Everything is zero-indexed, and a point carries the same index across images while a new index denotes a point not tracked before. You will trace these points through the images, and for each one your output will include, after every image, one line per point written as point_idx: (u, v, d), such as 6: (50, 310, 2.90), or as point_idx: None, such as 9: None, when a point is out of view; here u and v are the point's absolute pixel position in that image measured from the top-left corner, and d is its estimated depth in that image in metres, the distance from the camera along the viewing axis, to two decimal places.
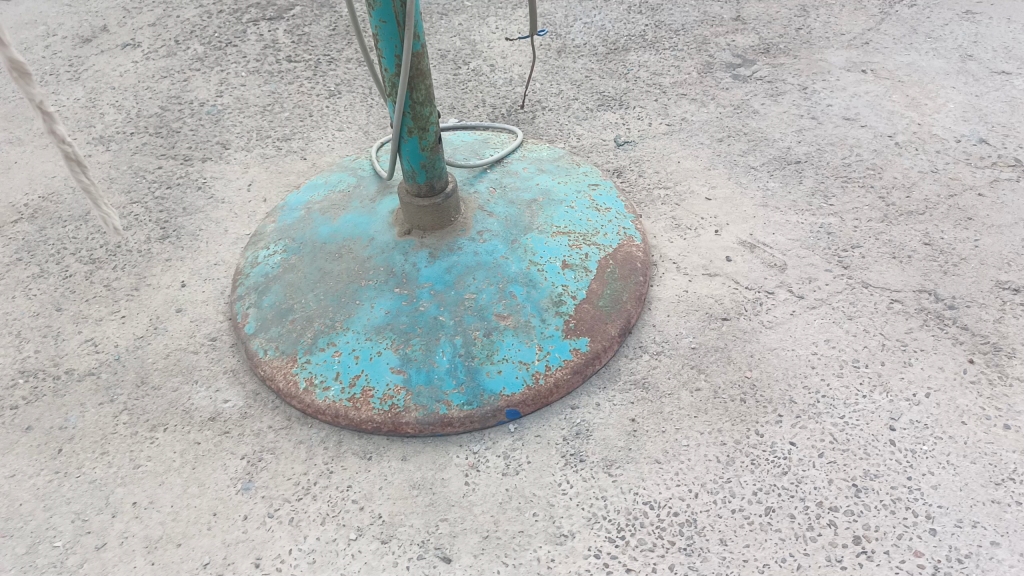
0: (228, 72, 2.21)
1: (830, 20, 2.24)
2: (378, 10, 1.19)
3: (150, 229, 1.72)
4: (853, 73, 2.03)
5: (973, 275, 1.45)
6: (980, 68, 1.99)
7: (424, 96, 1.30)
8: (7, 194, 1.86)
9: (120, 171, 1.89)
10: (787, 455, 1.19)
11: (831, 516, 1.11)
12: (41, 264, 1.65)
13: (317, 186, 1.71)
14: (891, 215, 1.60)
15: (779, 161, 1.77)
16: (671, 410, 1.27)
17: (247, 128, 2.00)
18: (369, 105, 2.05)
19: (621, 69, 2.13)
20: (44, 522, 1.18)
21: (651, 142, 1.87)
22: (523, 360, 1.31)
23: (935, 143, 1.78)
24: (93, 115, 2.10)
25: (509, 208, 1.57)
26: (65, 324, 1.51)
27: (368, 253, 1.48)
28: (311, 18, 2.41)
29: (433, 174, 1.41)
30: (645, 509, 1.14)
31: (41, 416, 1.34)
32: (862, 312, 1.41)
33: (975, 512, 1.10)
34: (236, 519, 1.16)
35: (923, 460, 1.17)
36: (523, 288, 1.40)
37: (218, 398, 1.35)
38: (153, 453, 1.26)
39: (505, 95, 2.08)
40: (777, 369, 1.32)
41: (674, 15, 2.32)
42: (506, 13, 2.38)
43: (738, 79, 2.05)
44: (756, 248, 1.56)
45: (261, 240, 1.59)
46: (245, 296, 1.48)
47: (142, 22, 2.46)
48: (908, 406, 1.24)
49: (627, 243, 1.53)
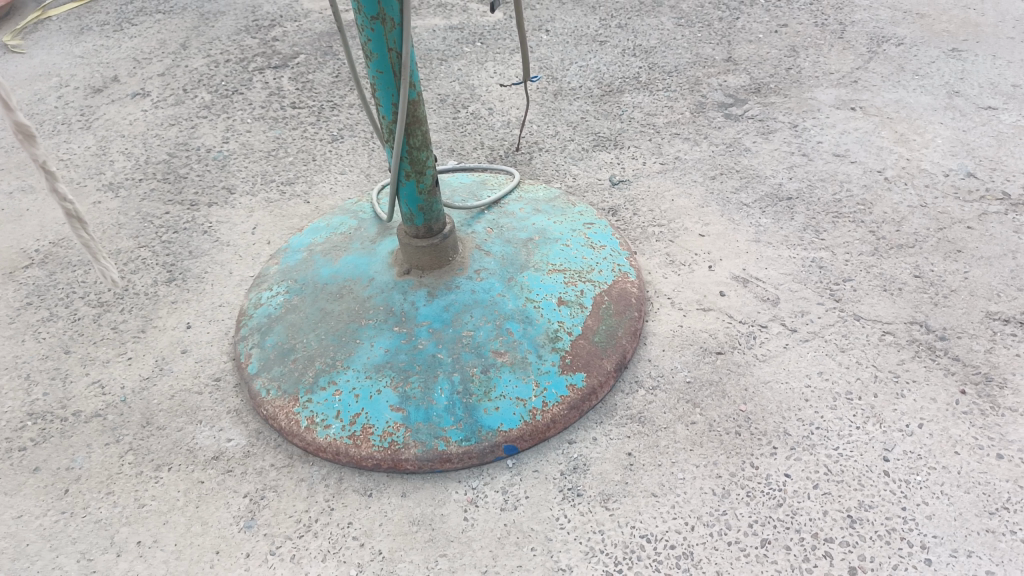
0: (235, 119, 2.27)
1: (819, 60, 2.30)
2: (375, 61, 1.24)
3: (157, 273, 1.76)
4: (843, 111, 2.08)
5: (964, 306, 1.48)
6: (966, 104, 2.04)
7: (421, 141, 1.35)
8: (19, 240, 1.91)
9: (129, 217, 1.94)
10: (781, 487, 1.21)
11: (827, 548, 1.12)
12: (50, 308, 1.69)
13: (319, 228, 1.75)
14: (881, 248, 1.64)
15: (771, 198, 1.81)
16: (666, 444, 1.29)
17: (252, 173, 2.06)
18: (371, 149, 2.11)
19: (616, 110, 2.19)
20: (50, 562, 1.20)
21: (645, 181, 1.92)
22: (520, 396, 1.33)
23: (924, 177, 1.82)
24: (103, 162, 2.16)
25: (505, 247, 1.60)
26: (73, 367, 1.54)
27: (368, 293, 1.52)
28: (314, 65, 2.48)
29: (431, 217, 1.46)
30: (641, 542, 1.15)
31: (49, 457, 1.37)
32: (854, 344, 1.43)
33: (971, 542, 1.11)
34: (238, 556, 1.18)
35: (917, 490, 1.18)
36: (520, 325, 1.43)
37: (222, 437, 1.38)
38: (158, 493, 1.29)
39: (503, 137, 2.13)
40: (772, 402, 1.34)
41: (667, 57, 2.39)
42: (504, 58, 2.45)
43: (730, 118, 2.11)
44: (750, 282, 1.59)
45: (264, 282, 1.63)
46: (249, 337, 1.51)
47: (152, 72, 2.55)
48: (901, 437, 1.26)
49: (622, 280, 1.56)
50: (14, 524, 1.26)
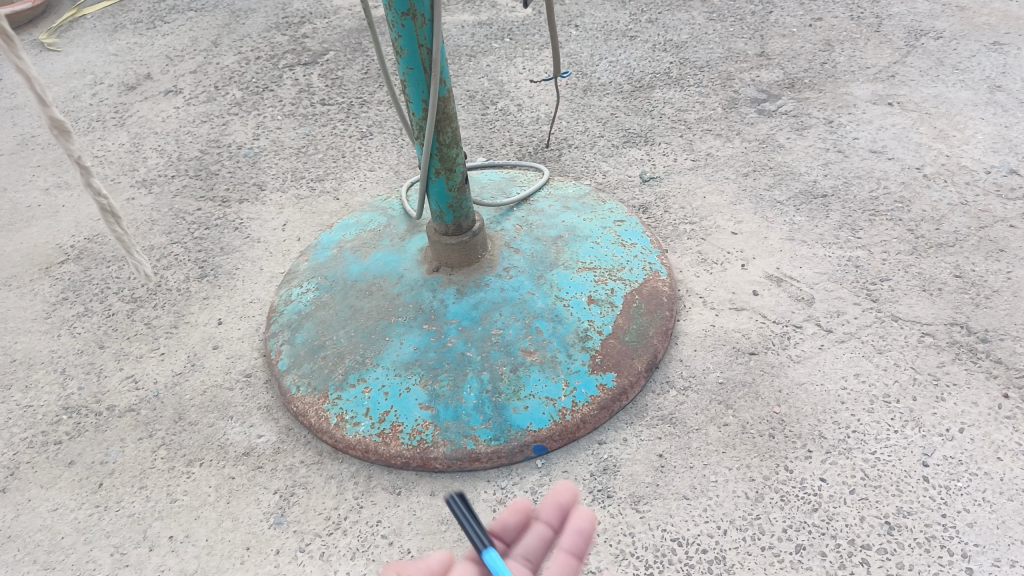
0: (265, 116, 2.29)
1: (855, 54, 2.26)
2: (405, 57, 1.24)
3: (189, 269, 1.78)
4: (879, 106, 2.03)
5: (1006, 308, 1.44)
6: (1009, 99, 1.99)
7: (451, 138, 1.34)
8: (55, 236, 1.93)
9: (162, 213, 1.96)
10: (817, 491, 1.18)
11: (864, 555, 1.10)
12: (85, 303, 1.72)
13: (349, 225, 1.75)
14: (920, 247, 1.60)
15: (806, 195, 1.78)
16: (698, 446, 1.27)
17: (282, 170, 2.07)
18: (400, 146, 2.11)
19: (647, 106, 2.16)
20: (85, 555, 1.21)
21: (676, 178, 1.89)
22: (550, 395, 1.32)
23: (965, 175, 1.77)
24: (136, 159, 2.19)
25: (535, 245, 1.59)
26: (108, 362, 1.56)
27: (398, 290, 1.52)
28: (344, 62, 2.49)
29: (460, 214, 1.45)
30: (673, 546, 1.14)
31: (83, 451, 1.39)
32: (892, 346, 1.40)
33: (1014, 551, 1.08)
34: (269, 552, 1.18)
35: (957, 497, 1.15)
36: (549, 323, 1.42)
37: (252, 433, 1.38)
38: (190, 488, 1.30)
39: (532, 133, 2.12)
40: (807, 405, 1.32)
41: (698, 52, 2.36)
42: (533, 54, 2.43)
43: (763, 114, 2.07)
44: (784, 281, 1.56)
45: (294, 278, 1.64)
46: (279, 333, 1.52)
47: (184, 69, 2.57)
48: (941, 442, 1.23)
49: (653, 278, 1.54)
50: (50, 516, 1.28)
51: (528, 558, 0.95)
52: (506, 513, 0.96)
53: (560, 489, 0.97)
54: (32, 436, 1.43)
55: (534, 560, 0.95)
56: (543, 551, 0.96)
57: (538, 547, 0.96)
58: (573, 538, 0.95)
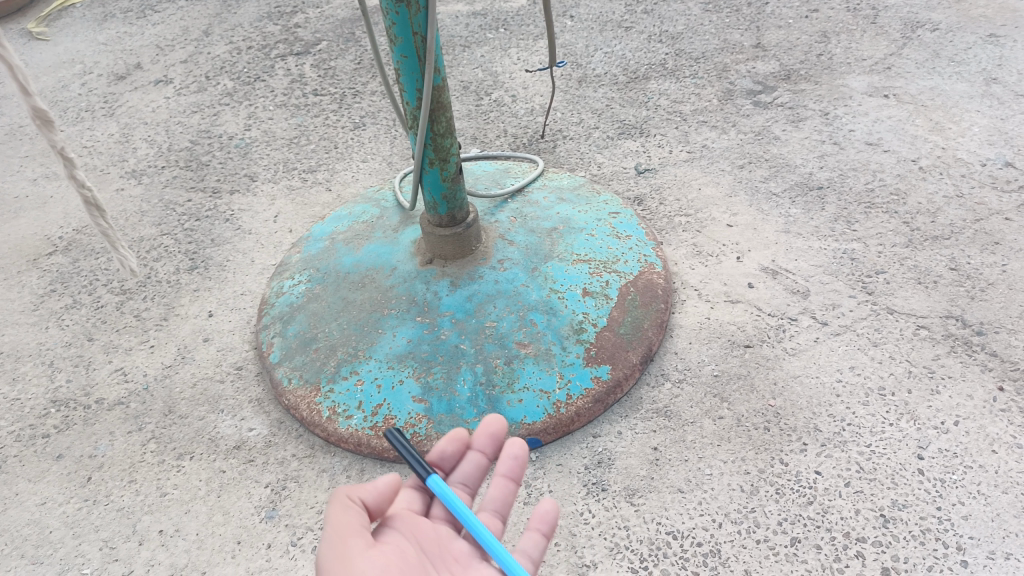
0: (256, 106, 2.26)
1: (851, 45, 2.25)
2: (399, 45, 1.22)
3: (180, 260, 1.76)
4: (875, 98, 2.02)
5: (1002, 301, 1.43)
6: (1004, 91, 1.98)
7: (445, 128, 1.33)
8: (43, 227, 1.91)
9: (152, 204, 1.94)
10: (812, 484, 1.18)
11: (858, 547, 1.09)
12: (74, 295, 1.70)
13: (341, 216, 1.73)
14: (916, 240, 1.59)
15: (801, 187, 1.77)
16: (693, 439, 1.26)
17: (274, 161, 2.05)
18: (393, 137, 2.09)
19: (642, 97, 2.15)
20: (73, 550, 1.20)
21: (672, 169, 1.88)
22: (544, 388, 1.31)
23: (960, 167, 1.76)
24: (126, 150, 2.16)
25: (529, 237, 1.58)
26: (97, 354, 1.54)
27: (391, 282, 1.50)
28: (336, 52, 2.47)
29: (454, 205, 1.43)
30: (667, 539, 1.13)
31: (72, 444, 1.37)
32: (888, 339, 1.39)
33: (1009, 544, 1.07)
34: (260, 546, 1.17)
35: (952, 490, 1.15)
36: (544, 316, 1.41)
37: (243, 426, 1.37)
38: (180, 481, 1.28)
39: (526, 124, 2.10)
40: (802, 397, 1.31)
41: (694, 43, 2.34)
42: (528, 44, 2.41)
43: (758, 106, 2.06)
44: (779, 274, 1.55)
45: (286, 270, 1.62)
46: (271, 325, 1.50)
47: (174, 59, 2.54)
48: (936, 434, 1.22)
49: (648, 271, 1.53)
50: (38, 510, 1.27)
51: (466, 484, 0.98)
52: (442, 443, 0.99)
53: (492, 421, 1.00)
54: (20, 429, 1.41)
55: (472, 486, 0.99)
56: (480, 478, 0.99)
57: (476, 474, 0.99)
58: (509, 464, 0.98)
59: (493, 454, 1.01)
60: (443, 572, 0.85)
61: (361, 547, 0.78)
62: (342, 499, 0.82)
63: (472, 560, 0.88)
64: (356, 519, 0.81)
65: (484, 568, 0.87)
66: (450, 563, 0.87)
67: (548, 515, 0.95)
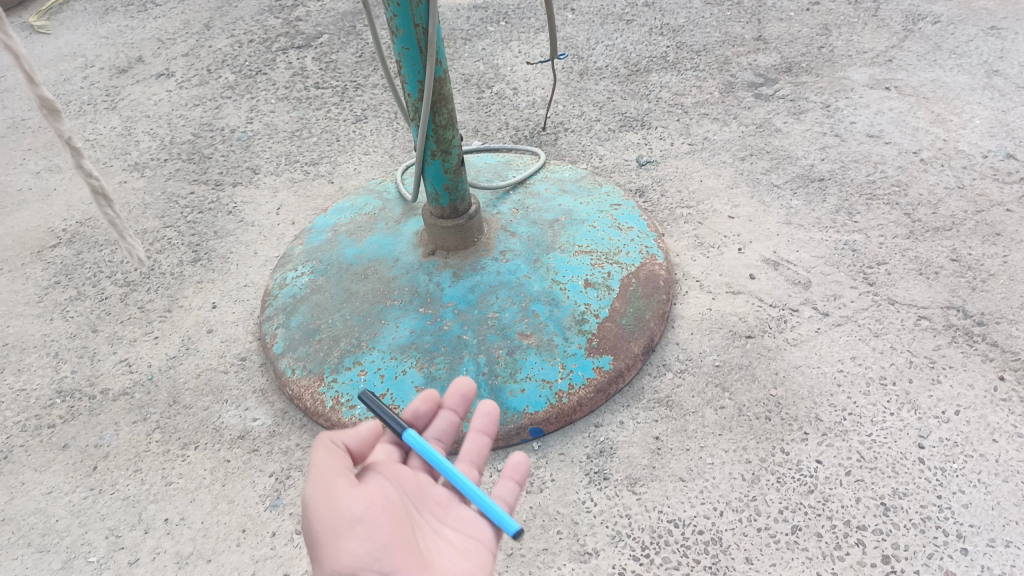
0: (258, 99, 2.26)
1: (853, 38, 2.25)
2: (400, 37, 1.22)
3: (183, 252, 1.76)
4: (876, 90, 2.02)
5: (1003, 292, 1.44)
6: (1006, 83, 1.98)
7: (447, 120, 1.33)
8: (47, 219, 1.92)
9: (155, 197, 1.94)
10: (813, 473, 1.18)
11: (859, 535, 1.10)
12: (78, 287, 1.70)
13: (343, 209, 1.74)
14: (917, 231, 1.59)
15: (803, 179, 1.77)
16: (695, 428, 1.27)
17: (276, 154, 2.05)
18: (395, 129, 2.09)
19: (643, 90, 2.15)
20: (79, 538, 1.21)
21: (673, 161, 1.88)
22: (546, 378, 1.32)
23: (961, 159, 1.77)
24: (128, 142, 2.17)
25: (531, 228, 1.58)
26: (101, 345, 1.55)
27: (393, 274, 1.51)
28: (338, 45, 2.47)
29: (456, 197, 1.44)
30: (669, 527, 1.14)
31: (77, 434, 1.38)
32: (889, 329, 1.40)
33: (1008, 531, 1.08)
34: (264, 535, 1.18)
35: (953, 478, 1.15)
36: (546, 307, 1.42)
37: (247, 416, 1.38)
38: (185, 471, 1.29)
39: (528, 117, 2.10)
40: (803, 387, 1.32)
41: (695, 36, 2.34)
42: (529, 38, 2.41)
43: (760, 98, 2.06)
44: (781, 265, 1.56)
45: (289, 262, 1.62)
46: (274, 317, 1.51)
47: (176, 52, 2.54)
48: (936, 424, 1.23)
49: (650, 262, 1.54)
50: (44, 499, 1.28)
51: (440, 440, 1.01)
52: (415, 403, 1.01)
53: (463, 382, 1.02)
54: (26, 420, 1.42)
55: (446, 442, 1.02)
56: (454, 434, 1.03)
57: (449, 431, 1.02)
58: (482, 420, 1.02)
59: (464, 412, 1.04)
60: (425, 514, 0.90)
61: (346, 486, 0.81)
62: (325, 445, 0.86)
63: (452, 503, 0.93)
64: (339, 461, 0.84)
65: (464, 510, 0.92)
66: (432, 506, 0.91)
67: (520, 465, 0.98)
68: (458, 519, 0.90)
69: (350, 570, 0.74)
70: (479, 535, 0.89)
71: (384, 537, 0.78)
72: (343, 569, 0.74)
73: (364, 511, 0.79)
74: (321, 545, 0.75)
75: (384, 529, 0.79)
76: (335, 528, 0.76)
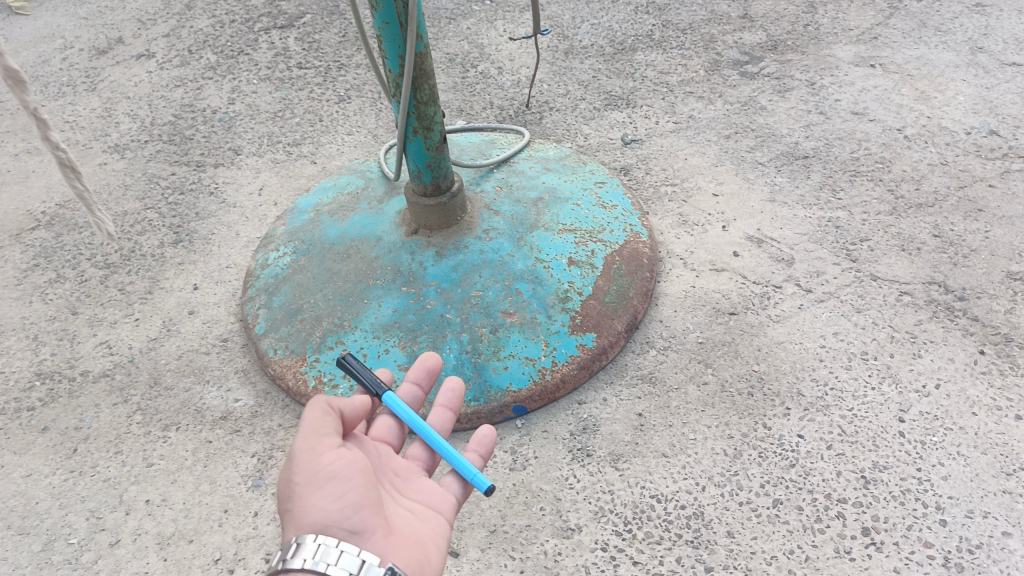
0: (240, 80, 2.24)
1: (838, 16, 2.24)
2: (380, 12, 1.21)
3: (164, 234, 1.74)
4: (862, 68, 2.02)
5: (984, 267, 1.44)
6: (990, 60, 1.98)
7: (428, 96, 1.32)
8: (25, 202, 1.89)
9: (135, 178, 1.92)
10: (795, 447, 1.19)
11: (839, 508, 1.10)
12: (57, 270, 1.68)
13: (326, 188, 1.72)
14: (900, 208, 1.59)
15: (787, 157, 1.77)
16: (678, 404, 1.27)
17: (258, 134, 2.03)
18: (378, 109, 2.07)
19: (628, 69, 2.14)
20: (59, 520, 1.20)
21: (658, 140, 1.88)
22: (529, 356, 1.32)
23: (945, 136, 1.77)
24: (109, 124, 2.14)
25: (514, 207, 1.57)
26: (81, 328, 1.54)
27: (376, 253, 1.49)
28: (321, 25, 2.44)
29: (439, 174, 1.42)
30: (651, 502, 1.14)
31: (57, 417, 1.37)
32: (871, 305, 1.40)
33: (986, 503, 1.09)
34: (247, 515, 1.17)
35: (933, 451, 1.16)
36: (529, 285, 1.41)
37: (229, 397, 1.37)
38: (166, 452, 1.28)
39: (513, 96, 2.09)
40: (785, 362, 1.32)
41: (681, 14, 2.33)
42: (514, 17, 2.39)
43: (745, 76, 2.05)
44: (764, 242, 1.56)
45: (271, 242, 1.61)
46: (256, 297, 1.50)
47: (156, 33, 2.51)
48: (917, 398, 1.24)
49: (634, 240, 1.54)
50: (23, 482, 1.27)
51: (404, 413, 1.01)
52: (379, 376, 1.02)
53: (427, 357, 1.03)
54: (5, 403, 1.41)
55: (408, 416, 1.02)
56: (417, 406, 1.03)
57: (412, 404, 1.02)
58: (446, 394, 1.03)
59: (429, 387, 1.05)
60: (386, 483, 0.90)
61: (330, 446, 0.83)
62: (321, 404, 0.86)
63: (412, 476, 0.93)
64: (333, 422, 0.86)
65: (424, 482, 0.93)
66: (393, 476, 0.92)
67: (484, 439, 0.98)
68: (419, 489, 0.91)
69: (317, 525, 0.77)
70: (438, 505, 0.90)
71: (356, 497, 0.80)
72: (312, 523, 0.77)
73: (343, 469, 0.81)
74: (296, 497, 0.79)
75: (357, 488, 0.81)
76: (309, 483, 0.79)
